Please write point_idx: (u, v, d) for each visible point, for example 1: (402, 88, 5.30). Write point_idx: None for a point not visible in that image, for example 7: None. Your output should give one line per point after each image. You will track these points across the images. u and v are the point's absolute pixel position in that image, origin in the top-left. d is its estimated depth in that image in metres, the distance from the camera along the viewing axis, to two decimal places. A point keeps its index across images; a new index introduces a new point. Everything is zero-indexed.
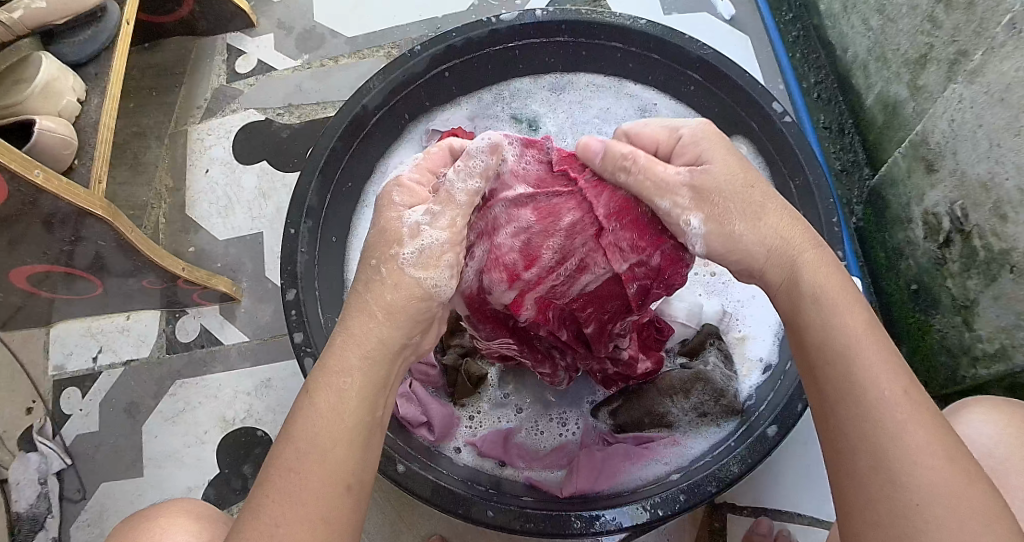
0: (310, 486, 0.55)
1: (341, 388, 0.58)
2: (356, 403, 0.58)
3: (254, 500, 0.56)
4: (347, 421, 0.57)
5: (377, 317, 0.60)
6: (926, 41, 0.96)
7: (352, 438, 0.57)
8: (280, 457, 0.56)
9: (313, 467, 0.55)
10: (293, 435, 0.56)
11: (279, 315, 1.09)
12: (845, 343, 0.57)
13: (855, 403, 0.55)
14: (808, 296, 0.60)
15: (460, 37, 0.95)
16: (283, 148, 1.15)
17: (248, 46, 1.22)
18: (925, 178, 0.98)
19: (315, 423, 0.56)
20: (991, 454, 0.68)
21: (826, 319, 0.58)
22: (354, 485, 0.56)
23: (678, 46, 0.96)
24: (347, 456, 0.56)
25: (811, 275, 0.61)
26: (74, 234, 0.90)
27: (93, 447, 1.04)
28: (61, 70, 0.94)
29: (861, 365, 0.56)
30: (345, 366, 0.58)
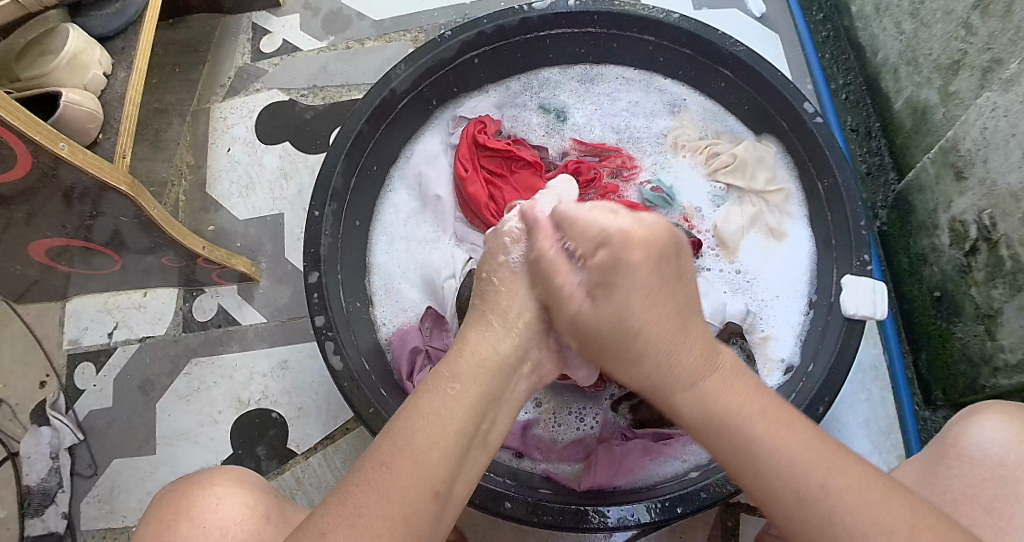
0: (403, 481, 0.54)
1: (449, 392, 0.59)
2: (461, 410, 0.59)
3: (342, 489, 0.55)
4: (448, 426, 0.57)
5: (493, 329, 0.66)
6: (960, 47, 0.95)
7: (450, 444, 0.57)
8: (377, 452, 0.56)
9: (409, 464, 0.55)
10: (393, 431, 0.57)
11: (297, 297, 1.08)
12: (745, 438, 0.56)
13: (785, 497, 0.55)
14: (716, 402, 0.59)
15: (491, 24, 0.94)
16: (306, 129, 1.14)
17: (273, 26, 1.21)
18: (953, 185, 0.97)
19: (419, 424, 0.57)
20: (1003, 461, 0.67)
21: (723, 420, 0.58)
22: (442, 493, 0.55)
23: (709, 41, 0.94)
24: (441, 460, 0.56)
25: (708, 399, 0.59)
26: (94, 208, 0.89)
27: (105, 423, 1.04)
28: (88, 43, 0.93)
29: (767, 455, 0.55)
30: (458, 375, 0.61)
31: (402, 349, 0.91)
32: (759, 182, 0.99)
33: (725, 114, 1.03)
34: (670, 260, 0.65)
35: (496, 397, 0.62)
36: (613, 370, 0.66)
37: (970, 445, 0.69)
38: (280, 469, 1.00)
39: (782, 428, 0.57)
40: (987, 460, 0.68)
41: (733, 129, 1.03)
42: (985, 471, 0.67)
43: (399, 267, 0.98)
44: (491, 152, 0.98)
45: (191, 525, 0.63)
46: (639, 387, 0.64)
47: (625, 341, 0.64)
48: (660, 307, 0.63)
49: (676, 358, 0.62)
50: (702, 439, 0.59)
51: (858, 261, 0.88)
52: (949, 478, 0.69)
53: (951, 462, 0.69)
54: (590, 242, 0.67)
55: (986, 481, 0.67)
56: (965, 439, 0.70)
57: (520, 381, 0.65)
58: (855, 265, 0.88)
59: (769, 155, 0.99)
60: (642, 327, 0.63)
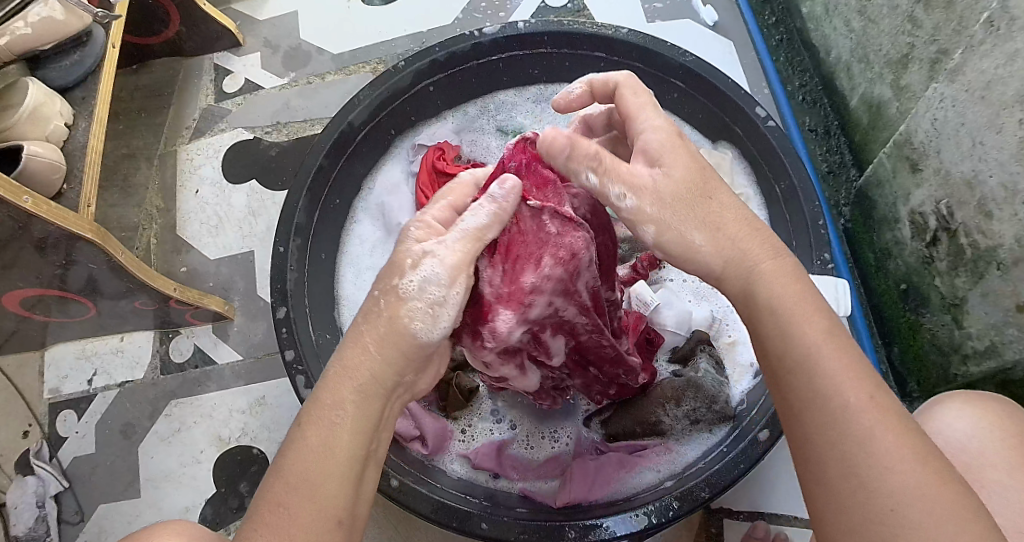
0: (301, 517, 0.56)
1: (335, 421, 0.59)
2: (346, 437, 0.59)
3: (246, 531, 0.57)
4: (338, 455, 0.58)
5: (369, 351, 0.61)
6: (908, 41, 0.97)
7: (341, 471, 0.58)
8: (272, 492, 0.57)
9: (307, 500, 0.56)
10: (284, 469, 0.58)
11: (272, 332, 1.09)
12: (805, 351, 0.57)
13: (814, 419, 0.55)
14: (776, 314, 0.59)
15: (444, 51, 0.96)
16: (272, 165, 1.16)
17: (235, 65, 1.23)
18: (910, 178, 0.99)
19: (309, 458, 0.57)
20: (967, 449, 0.68)
21: (797, 328, 0.58)
22: (345, 520, 0.57)
23: (659, 53, 0.96)
24: (337, 493, 0.57)
25: (775, 281, 0.61)
26: (66, 257, 0.90)
27: (89, 469, 1.05)
28: (48, 96, 0.95)
29: (817, 387, 0.56)
30: (341, 400, 0.60)
31: None
32: None
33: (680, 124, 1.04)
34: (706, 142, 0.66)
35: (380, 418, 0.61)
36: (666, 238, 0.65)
37: (936, 435, 0.70)
38: None
39: (839, 362, 0.56)
40: (950, 448, 0.69)
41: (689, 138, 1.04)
42: (949, 460, 0.68)
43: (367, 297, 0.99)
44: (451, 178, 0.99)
45: None
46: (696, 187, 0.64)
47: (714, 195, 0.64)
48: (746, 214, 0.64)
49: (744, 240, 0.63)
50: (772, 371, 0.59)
51: (819, 260, 0.89)
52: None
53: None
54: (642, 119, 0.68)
55: None
56: (930, 430, 0.71)
57: (397, 400, 0.63)
58: (816, 264, 0.89)
59: (726, 161, 0.99)
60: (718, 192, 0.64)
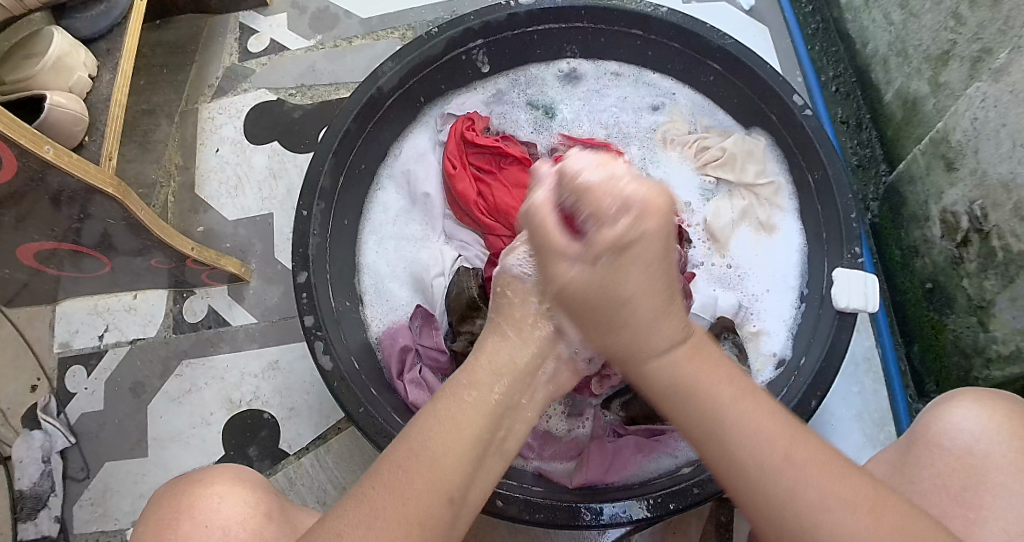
0: (420, 484, 0.55)
1: (465, 399, 0.60)
2: (476, 416, 0.59)
3: (356, 492, 0.56)
4: (464, 432, 0.58)
5: (508, 337, 0.66)
6: (950, 37, 0.95)
7: (465, 451, 0.57)
8: (392, 457, 0.56)
9: (426, 470, 0.55)
10: (410, 434, 0.57)
11: (288, 297, 1.08)
12: (711, 414, 0.57)
13: (749, 471, 0.56)
14: (684, 371, 0.60)
15: (478, 20, 0.93)
16: (295, 128, 1.14)
17: (261, 25, 1.20)
18: (944, 176, 0.97)
19: (435, 429, 0.57)
20: (973, 450, 0.67)
21: (677, 364, 0.60)
22: (456, 500, 0.56)
23: (697, 34, 0.94)
24: (457, 467, 0.56)
25: (671, 369, 0.60)
26: (82, 211, 0.88)
27: (97, 426, 1.04)
28: (73, 45, 0.92)
29: (730, 426, 0.57)
30: (476, 382, 0.61)
31: (393, 348, 0.90)
32: (749, 175, 0.99)
33: (714, 108, 1.03)
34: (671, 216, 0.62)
35: (513, 405, 0.63)
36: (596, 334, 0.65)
37: (942, 435, 0.69)
38: (273, 469, 1.00)
39: (756, 411, 0.57)
40: (956, 449, 0.68)
41: (723, 123, 1.03)
42: (954, 460, 0.68)
43: (388, 266, 0.97)
44: (480, 148, 0.97)
45: (191, 523, 0.63)
46: (590, 312, 0.63)
47: (615, 308, 0.62)
48: (652, 269, 0.61)
49: (652, 333, 0.61)
50: (680, 418, 0.60)
51: (848, 254, 0.88)
52: (921, 468, 0.69)
53: (921, 452, 0.70)
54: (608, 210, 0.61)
55: (955, 470, 0.67)
56: (936, 428, 0.70)
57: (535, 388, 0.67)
58: (845, 258, 0.88)
59: (758, 148, 0.99)
60: (629, 296, 0.61)
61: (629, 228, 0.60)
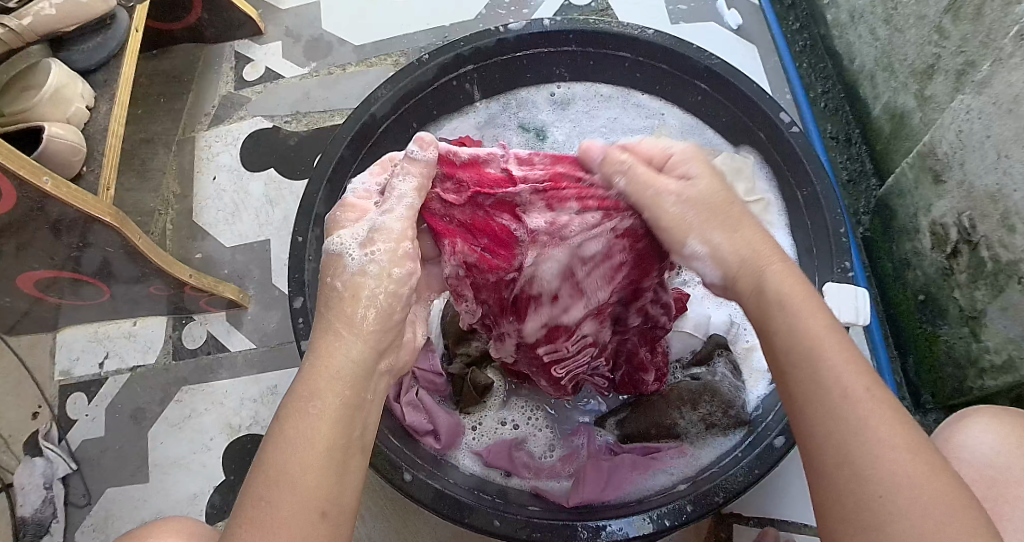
0: (285, 511, 0.53)
1: (310, 412, 0.57)
2: (326, 426, 0.57)
3: (233, 527, 0.55)
4: (316, 447, 0.56)
5: (344, 336, 0.60)
6: (934, 51, 0.96)
7: (323, 462, 0.55)
8: (252, 490, 0.55)
9: (288, 492, 0.54)
10: (264, 462, 0.55)
11: (286, 322, 1.09)
12: (807, 334, 0.57)
13: (824, 396, 0.55)
14: (783, 293, 0.60)
15: (468, 46, 0.95)
16: (291, 155, 1.15)
17: (257, 54, 1.22)
18: (932, 188, 0.98)
19: (285, 450, 0.55)
20: (993, 464, 0.68)
21: (787, 302, 0.59)
22: (329, 514, 0.55)
23: (684, 55, 0.96)
24: (320, 483, 0.55)
25: (783, 281, 0.61)
26: (81, 239, 0.90)
27: (98, 453, 1.04)
28: (70, 77, 0.94)
29: (823, 355, 0.56)
30: (316, 390, 0.58)
31: None
32: (739, 192, 0.94)
33: (701, 127, 1.03)
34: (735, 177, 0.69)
35: (359, 404, 0.59)
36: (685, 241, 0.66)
37: (961, 448, 0.70)
38: None
39: (842, 347, 0.56)
40: (976, 461, 0.68)
41: (711, 142, 1.03)
42: (974, 473, 0.68)
43: None
44: None
45: None
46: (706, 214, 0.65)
47: (733, 213, 0.65)
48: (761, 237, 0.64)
49: (754, 245, 0.63)
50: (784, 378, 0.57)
51: (839, 268, 0.89)
52: None
53: None
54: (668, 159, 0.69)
55: (976, 483, 0.68)
56: (956, 441, 0.70)
57: None
58: (836, 272, 0.89)
59: (747, 165, 0.96)
60: (739, 231, 0.64)
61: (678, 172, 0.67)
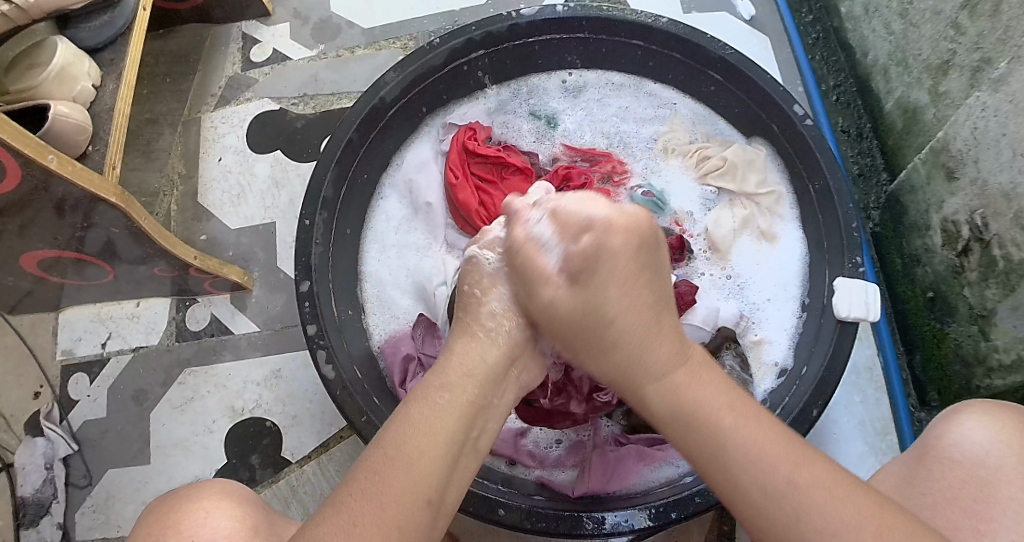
0: (397, 488, 0.57)
1: (438, 401, 0.62)
2: (452, 418, 0.61)
3: (337, 498, 0.58)
4: (439, 436, 0.60)
5: (478, 337, 0.68)
6: (949, 47, 0.95)
7: (441, 450, 0.59)
8: (369, 462, 0.58)
9: (403, 472, 0.57)
10: (383, 441, 0.59)
11: (291, 305, 1.08)
12: (692, 412, 0.61)
13: (752, 492, 0.57)
14: (685, 393, 0.62)
15: (480, 31, 0.94)
16: (298, 138, 1.14)
17: (264, 35, 1.21)
18: (944, 185, 0.97)
19: (409, 433, 0.59)
20: (983, 463, 0.67)
21: (681, 397, 0.62)
22: (434, 501, 0.58)
23: (698, 44, 0.95)
24: (433, 471, 0.58)
25: (670, 393, 0.63)
26: (86, 219, 0.89)
27: (99, 433, 1.04)
28: (77, 55, 0.93)
29: (732, 445, 0.58)
30: (446, 384, 0.63)
31: (394, 357, 0.91)
32: (749, 186, 1.00)
33: (714, 117, 1.03)
34: (650, 244, 0.69)
35: (484, 405, 0.65)
36: (588, 362, 0.69)
37: (953, 447, 0.69)
38: (275, 478, 1.00)
39: (754, 430, 0.59)
40: (967, 461, 0.68)
41: (724, 133, 1.03)
42: (965, 472, 0.68)
43: (390, 274, 0.98)
44: (481, 158, 0.99)
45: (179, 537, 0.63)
46: (578, 337, 0.68)
47: (601, 332, 0.67)
48: (630, 289, 0.67)
49: (648, 352, 0.65)
50: (668, 430, 0.63)
51: (850, 263, 0.88)
52: (930, 479, 0.69)
53: (931, 462, 0.70)
54: (574, 228, 0.68)
55: (965, 482, 0.67)
56: (946, 440, 0.70)
57: None
58: (847, 267, 0.88)
59: (760, 158, 0.99)
60: (614, 315, 0.66)
61: (594, 242, 0.67)
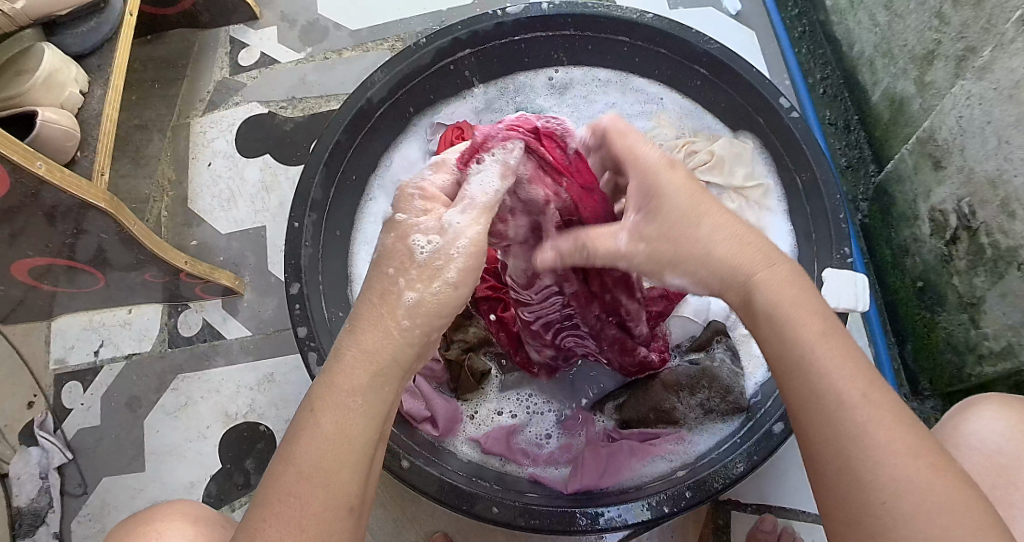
0: (316, 506, 0.53)
1: (350, 406, 0.56)
2: (361, 420, 0.56)
3: (251, 522, 0.54)
4: (354, 446, 0.55)
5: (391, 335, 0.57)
6: (934, 37, 0.95)
7: (356, 460, 0.55)
8: (280, 482, 0.54)
9: (319, 490, 0.54)
10: (295, 456, 0.54)
11: (283, 309, 1.08)
12: (793, 342, 0.56)
13: (824, 418, 0.54)
14: (776, 312, 0.57)
15: (466, 30, 0.94)
16: (287, 141, 1.15)
17: (251, 39, 1.21)
18: (932, 174, 0.97)
19: (320, 447, 0.54)
20: (1003, 451, 0.68)
21: (786, 326, 0.56)
22: (356, 507, 0.55)
23: (683, 38, 0.95)
24: (352, 480, 0.55)
25: (781, 300, 0.57)
26: (76, 226, 0.89)
27: (94, 441, 1.04)
28: (64, 62, 0.93)
29: (813, 368, 0.55)
30: (354, 387, 0.56)
31: None
32: (737, 178, 0.99)
33: (701, 111, 1.03)
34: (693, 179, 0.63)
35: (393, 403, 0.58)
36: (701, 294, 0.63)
37: (970, 436, 0.69)
38: None
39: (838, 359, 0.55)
40: (986, 449, 0.68)
41: (710, 127, 1.03)
42: (984, 461, 0.68)
43: None
44: None
45: None
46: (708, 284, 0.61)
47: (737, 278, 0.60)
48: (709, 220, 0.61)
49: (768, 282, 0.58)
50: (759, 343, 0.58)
51: (838, 254, 0.88)
52: None
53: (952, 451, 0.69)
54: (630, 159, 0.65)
55: (985, 470, 0.67)
56: (964, 428, 0.70)
57: None
58: (835, 258, 0.88)
59: (746, 151, 0.99)
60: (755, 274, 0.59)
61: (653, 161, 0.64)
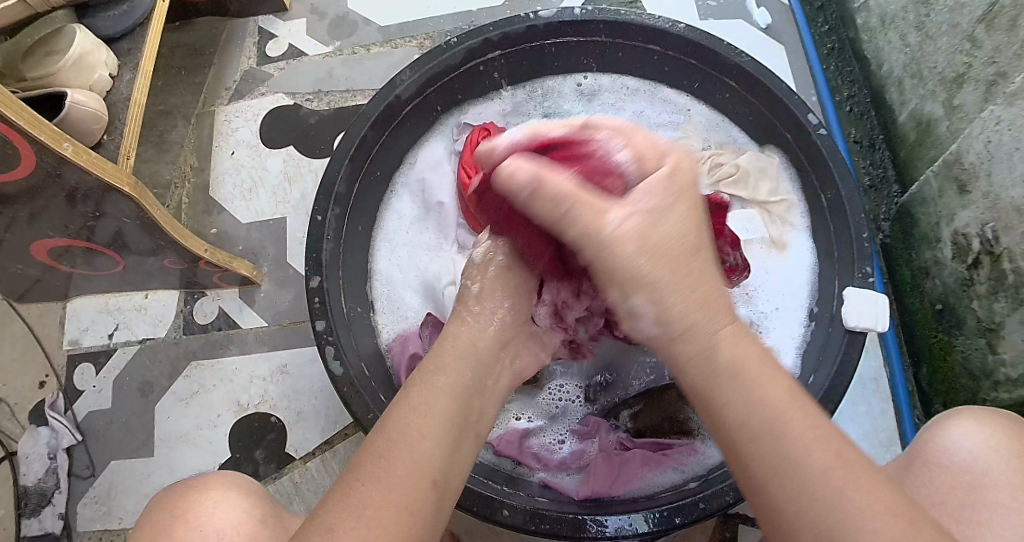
0: (401, 472, 0.56)
1: (432, 383, 0.63)
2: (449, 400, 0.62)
3: (338, 492, 0.57)
4: (437, 415, 0.60)
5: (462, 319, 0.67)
6: (965, 60, 0.95)
7: (443, 430, 0.60)
8: (373, 447, 0.58)
9: (404, 455, 0.57)
10: (385, 425, 0.60)
11: (300, 300, 1.09)
12: (752, 399, 0.54)
13: (792, 475, 0.52)
14: (699, 355, 0.57)
15: (496, 32, 0.94)
16: (311, 134, 1.15)
17: (280, 30, 1.21)
18: (957, 198, 0.97)
19: (421, 417, 0.60)
20: (972, 469, 0.67)
21: (739, 371, 0.55)
22: (438, 482, 0.58)
23: (715, 51, 0.94)
24: (437, 452, 0.58)
25: (735, 348, 0.56)
26: (97, 209, 0.89)
27: (104, 424, 1.04)
28: (95, 45, 0.93)
29: (774, 423, 0.54)
30: (445, 367, 0.64)
31: (402, 355, 0.91)
32: (761, 193, 1.00)
33: (728, 125, 1.03)
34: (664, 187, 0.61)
35: (479, 385, 0.65)
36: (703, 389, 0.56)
37: (944, 452, 0.69)
38: (279, 472, 1.01)
39: (800, 414, 0.54)
40: (957, 467, 0.67)
41: (737, 140, 1.03)
42: (954, 478, 0.67)
43: (400, 273, 0.98)
44: None
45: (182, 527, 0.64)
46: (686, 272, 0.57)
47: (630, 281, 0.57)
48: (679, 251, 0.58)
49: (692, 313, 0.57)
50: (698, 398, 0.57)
51: (860, 273, 0.88)
52: (920, 484, 0.69)
53: (924, 468, 0.69)
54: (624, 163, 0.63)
55: (955, 488, 0.67)
56: (940, 445, 0.69)
57: None
58: (857, 277, 0.88)
59: (772, 166, 0.99)
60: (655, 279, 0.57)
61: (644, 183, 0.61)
